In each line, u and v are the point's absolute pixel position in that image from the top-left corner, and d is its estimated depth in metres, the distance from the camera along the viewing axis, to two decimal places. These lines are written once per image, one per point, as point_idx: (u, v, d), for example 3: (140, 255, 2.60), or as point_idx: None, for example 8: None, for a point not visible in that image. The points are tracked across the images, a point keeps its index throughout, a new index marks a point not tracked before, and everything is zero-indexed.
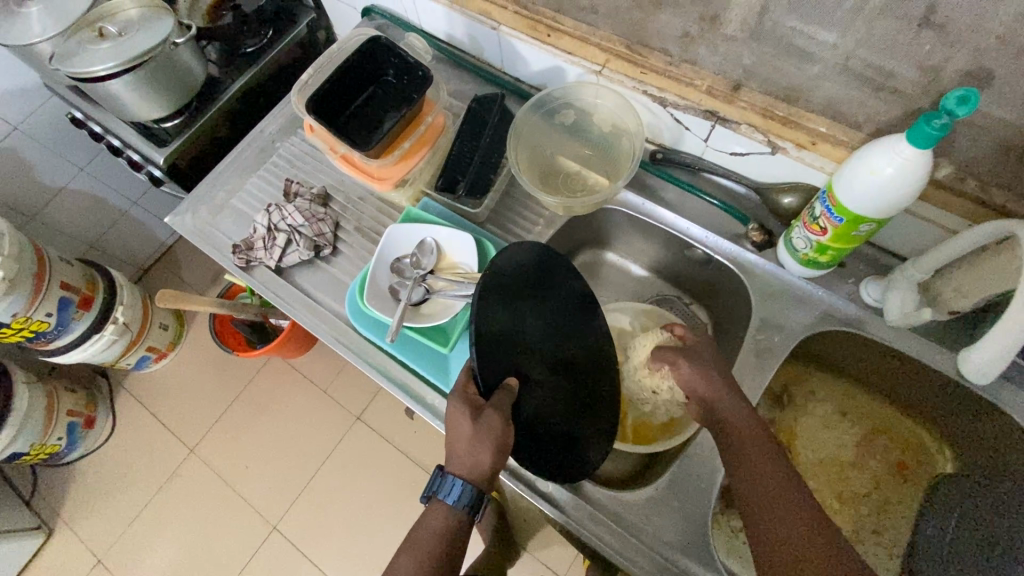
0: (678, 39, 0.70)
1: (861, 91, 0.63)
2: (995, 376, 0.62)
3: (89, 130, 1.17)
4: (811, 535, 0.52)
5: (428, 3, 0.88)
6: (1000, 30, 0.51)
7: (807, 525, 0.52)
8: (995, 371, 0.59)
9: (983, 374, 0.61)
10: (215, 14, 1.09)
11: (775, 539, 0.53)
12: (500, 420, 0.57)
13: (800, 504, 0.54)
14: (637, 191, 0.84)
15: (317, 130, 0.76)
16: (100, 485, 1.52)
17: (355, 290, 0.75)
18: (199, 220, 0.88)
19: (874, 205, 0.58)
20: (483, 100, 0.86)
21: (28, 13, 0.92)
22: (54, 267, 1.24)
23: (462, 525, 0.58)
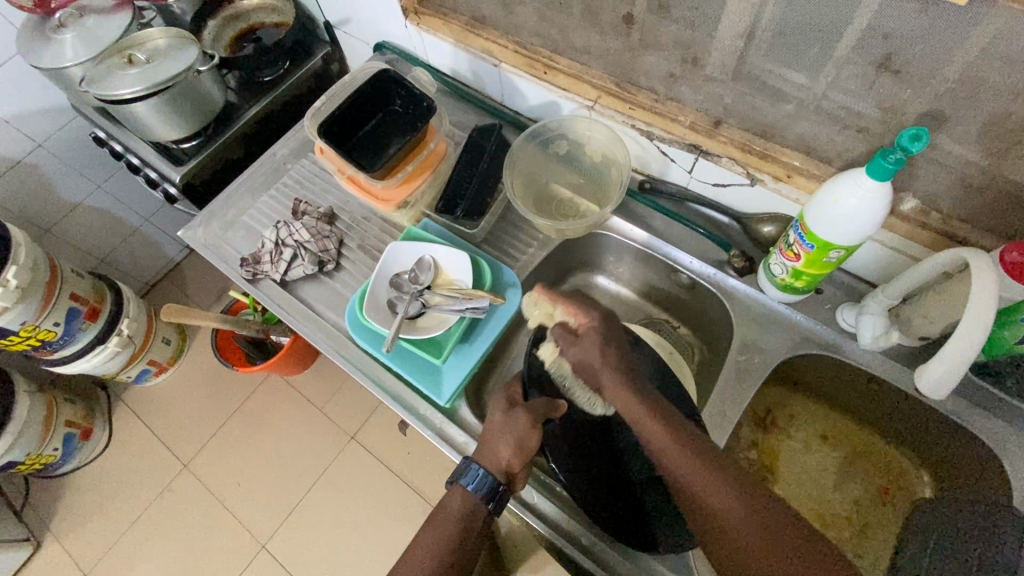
0: (664, 78, 0.77)
1: (830, 129, 0.68)
2: (944, 393, 0.64)
3: (110, 149, 1.23)
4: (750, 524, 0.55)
5: (435, 40, 0.95)
6: (948, 77, 0.56)
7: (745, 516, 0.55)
8: (947, 384, 0.62)
9: (937, 386, 0.63)
10: (236, 46, 1.17)
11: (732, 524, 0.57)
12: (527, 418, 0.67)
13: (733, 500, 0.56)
14: (626, 217, 0.89)
15: (327, 152, 0.81)
16: (92, 498, 1.52)
17: (355, 303, 0.79)
18: (210, 234, 0.92)
19: (841, 233, 0.62)
20: (482, 131, 0.92)
21: (63, 40, 0.99)
22: (66, 279, 1.29)
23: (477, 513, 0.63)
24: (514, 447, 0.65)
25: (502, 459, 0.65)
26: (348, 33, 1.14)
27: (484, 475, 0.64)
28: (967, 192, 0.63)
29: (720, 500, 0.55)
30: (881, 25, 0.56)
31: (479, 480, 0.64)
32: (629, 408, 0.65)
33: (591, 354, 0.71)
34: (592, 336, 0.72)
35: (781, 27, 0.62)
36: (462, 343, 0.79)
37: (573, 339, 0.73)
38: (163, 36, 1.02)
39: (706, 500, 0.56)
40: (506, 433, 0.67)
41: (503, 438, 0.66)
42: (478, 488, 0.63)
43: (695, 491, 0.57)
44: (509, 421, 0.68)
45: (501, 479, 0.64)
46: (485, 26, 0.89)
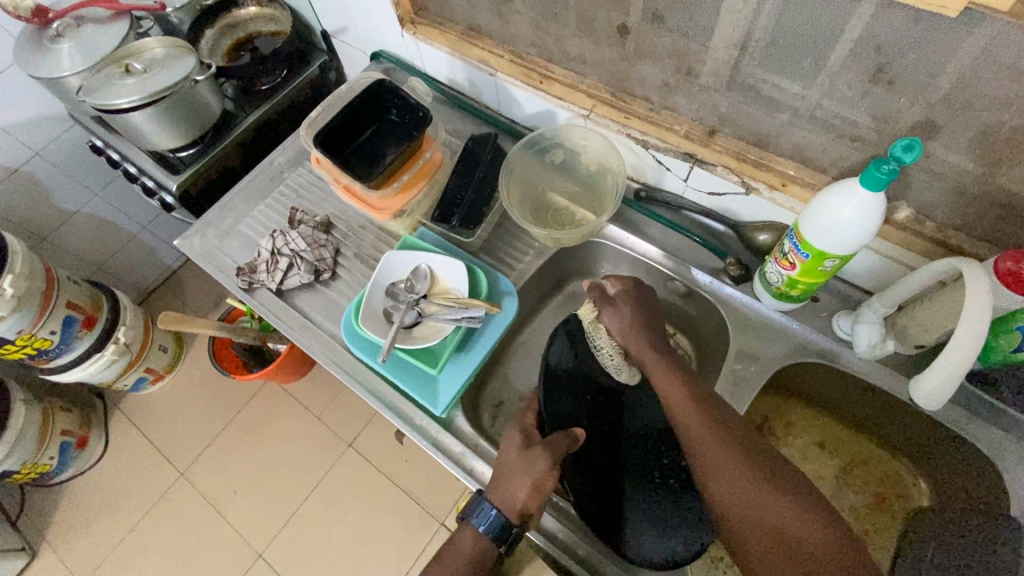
0: (658, 88, 0.77)
1: (824, 138, 0.68)
2: (942, 403, 0.63)
3: (107, 157, 1.23)
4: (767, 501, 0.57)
5: (431, 50, 0.95)
6: (943, 88, 0.56)
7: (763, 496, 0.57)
8: (945, 394, 0.61)
9: (934, 397, 0.62)
10: (233, 55, 1.17)
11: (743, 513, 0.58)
12: (545, 463, 0.65)
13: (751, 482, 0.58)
14: (621, 225, 0.89)
15: (323, 162, 0.82)
16: (88, 507, 1.52)
17: (351, 313, 0.79)
18: (206, 243, 0.92)
19: (835, 243, 0.62)
20: (478, 140, 0.92)
21: (60, 49, 0.99)
22: (62, 287, 1.28)
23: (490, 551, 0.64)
24: (530, 489, 0.63)
25: (518, 501, 0.64)
26: (345, 41, 1.14)
27: (495, 516, 0.64)
28: (961, 200, 0.63)
29: (722, 449, 0.60)
30: (873, 36, 0.56)
31: (489, 521, 0.64)
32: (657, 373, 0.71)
33: (624, 316, 0.77)
34: (626, 300, 0.78)
35: (774, 37, 0.63)
36: (458, 352, 0.79)
37: (610, 301, 0.78)
38: (161, 45, 1.02)
39: (710, 450, 0.61)
40: (521, 475, 0.65)
41: (518, 481, 0.64)
42: (488, 529, 0.64)
43: (699, 441, 0.62)
44: (526, 460, 0.65)
45: (514, 523, 0.65)
46: (481, 36, 0.89)
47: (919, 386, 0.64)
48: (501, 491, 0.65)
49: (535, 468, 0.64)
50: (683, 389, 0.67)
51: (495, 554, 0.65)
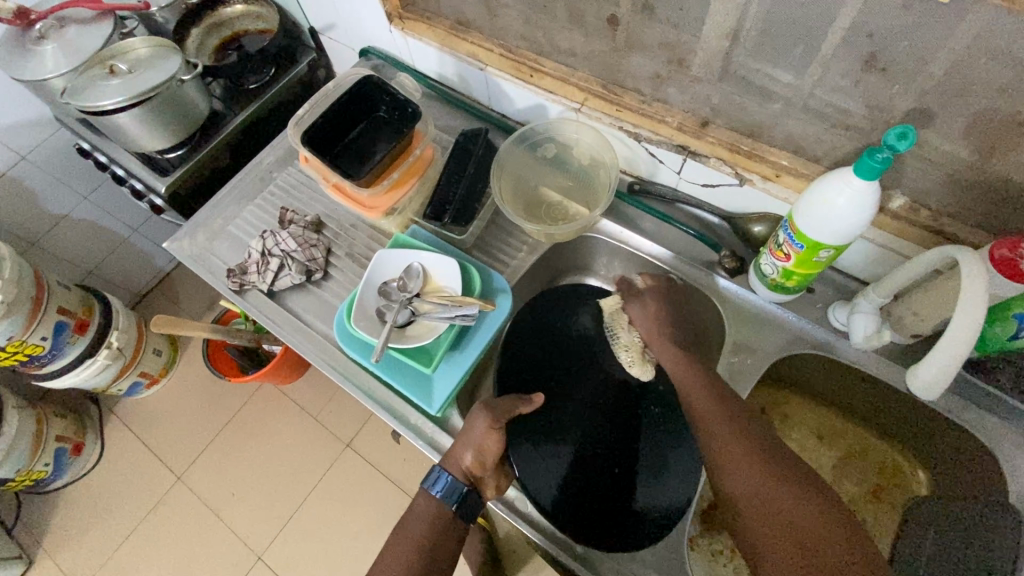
0: (649, 79, 0.77)
1: (817, 127, 0.68)
2: (940, 391, 0.62)
3: (94, 160, 1.21)
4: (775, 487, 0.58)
5: (420, 45, 0.94)
6: (936, 75, 0.56)
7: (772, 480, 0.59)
8: (942, 382, 0.60)
9: (930, 386, 0.61)
10: (220, 54, 1.16)
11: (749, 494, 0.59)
12: (483, 421, 0.68)
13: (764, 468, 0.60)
14: (615, 220, 0.88)
15: (311, 161, 0.80)
16: (85, 513, 1.51)
17: (343, 313, 0.78)
18: (196, 244, 0.91)
19: (830, 233, 0.62)
20: (469, 135, 0.91)
21: (43, 51, 0.98)
22: (53, 292, 1.27)
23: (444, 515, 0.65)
24: (473, 450, 0.67)
25: (466, 465, 0.67)
26: (333, 39, 1.13)
27: (448, 480, 0.66)
28: (956, 188, 0.63)
29: (744, 435, 0.62)
30: (865, 23, 0.55)
31: (443, 482, 0.66)
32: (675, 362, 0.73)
33: (648, 312, 0.78)
34: (654, 295, 0.79)
35: (766, 26, 0.62)
36: (452, 350, 0.78)
37: (636, 294, 0.80)
38: (146, 45, 1.00)
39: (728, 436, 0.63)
40: (467, 436, 0.68)
41: (465, 442, 0.68)
42: (444, 493, 0.66)
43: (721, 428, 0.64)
44: (467, 423, 0.69)
45: (465, 483, 0.67)
46: (470, 30, 0.89)
47: (915, 375, 0.64)
48: (451, 455, 0.68)
49: (478, 428, 0.68)
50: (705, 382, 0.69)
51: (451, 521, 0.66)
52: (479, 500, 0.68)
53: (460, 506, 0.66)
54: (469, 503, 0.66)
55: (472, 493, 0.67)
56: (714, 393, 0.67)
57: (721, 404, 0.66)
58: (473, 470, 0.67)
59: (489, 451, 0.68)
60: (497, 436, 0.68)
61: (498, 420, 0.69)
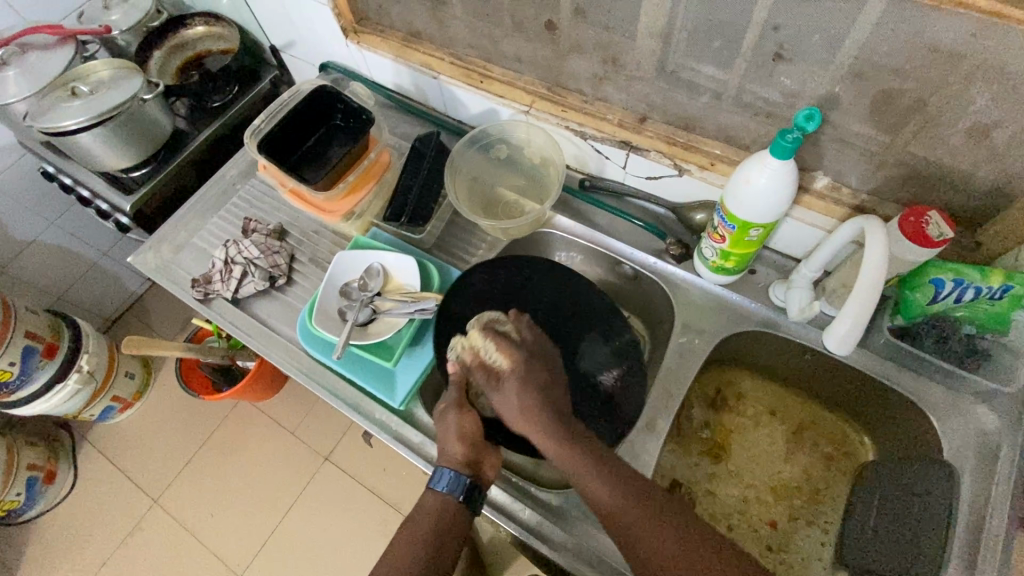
0: (590, 80, 0.81)
1: (744, 117, 0.73)
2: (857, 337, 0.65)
3: (59, 183, 1.22)
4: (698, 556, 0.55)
5: (375, 57, 0.98)
6: (840, 64, 0.61)
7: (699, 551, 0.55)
8: (857, 328, 0.63)
9: (848, 335, 0.64)
10: (182, 75, 1.19)
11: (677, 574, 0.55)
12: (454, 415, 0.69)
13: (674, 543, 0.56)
14: (567, 214, 0.92)
15: (268, 168, 0.83)
16: (59, 543, 1.48)
17: (305, 314, 0.80)
18: (161, 257, 0.93)
19: (756, 212, 0.66)
20: (423, 140, 0.94)
21: (4, 76, 0.99)
22: (20, 317, 1.27)
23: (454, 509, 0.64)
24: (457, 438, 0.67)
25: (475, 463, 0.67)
26: (293, 56, 1.17)
27: (449, 474, 0.65)
28: (871, 166, 0.68)
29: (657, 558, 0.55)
30: (771, 18, 0.61)
31: (445, 479, 0.65)
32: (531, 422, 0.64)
33: (510, 403, 0.64)
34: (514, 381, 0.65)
35: (687, 25, 0.67)
36: (414, 345, 0.80)
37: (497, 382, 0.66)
38: (107, 68, 1.03)
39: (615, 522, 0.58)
40: (446, 432, 0.68)
41: (448, 435, 0.68)
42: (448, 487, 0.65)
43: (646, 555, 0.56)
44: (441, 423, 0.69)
45: (468, 473, 0.66)
46: (422, 41, 0.93)
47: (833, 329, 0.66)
48: (443, 449, 0.68)
49: (450, 421, 0.69)
50: (586, 460, 0.61)
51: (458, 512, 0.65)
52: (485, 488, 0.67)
53: (467, 497, 0.65)
54: (474, 491, 0.65)
55: (475, 483, 0.65)
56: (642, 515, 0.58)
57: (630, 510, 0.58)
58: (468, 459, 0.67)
59: (470, 434, 0.68)
60: (472, 416, 0.69)
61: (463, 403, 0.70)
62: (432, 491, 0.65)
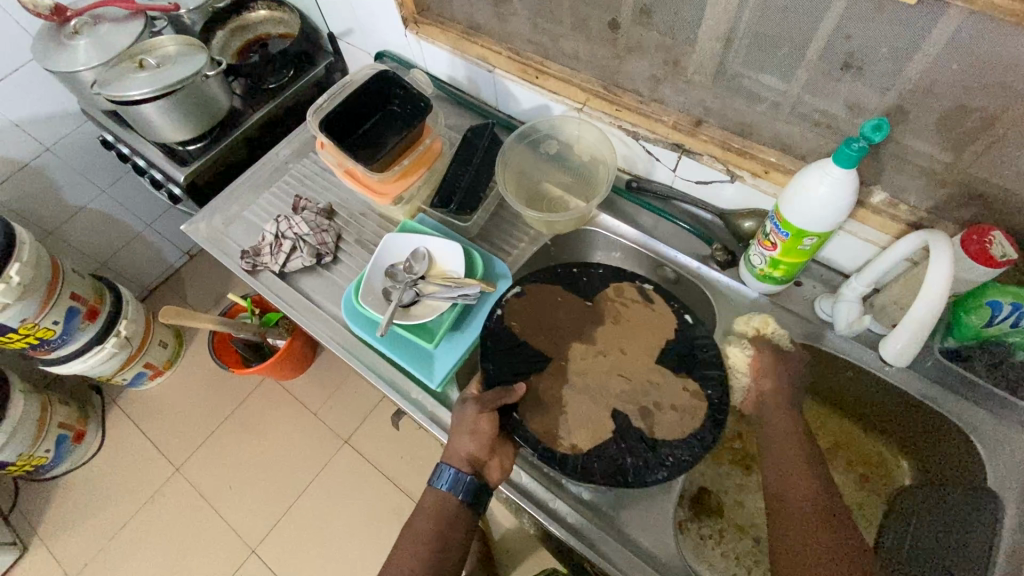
0: (648, 81, 0.82)
1: (802, 127, 0.72)
2: (931, 326, 0.64)
3: (117, 152, 1.27)
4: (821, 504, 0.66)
5: (432, 48, 1.00)
6: (912, 78, 0.60)
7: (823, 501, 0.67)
8: (935, 315, 0.62)
9: (925, 324, 0.63)
10: (242, 55, 1.22)
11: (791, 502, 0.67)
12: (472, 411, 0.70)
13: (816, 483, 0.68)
14: (612, 213, 0.93)
15: (327, 146, 0.86)
16: (82, 501, 1.52)
17: (351, 291, 0.82)
18: (213, 227, 0.95)
19: (812, 220, 0.66)
20: (477, 131, 0.96)
21: (77, 45, 1.04)
22: (67, 278, 1.31)
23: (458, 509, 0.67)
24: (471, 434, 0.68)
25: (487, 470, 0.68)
26: (350, 43, 1.19)
27: (451, 474, 0.67)
28: (932, 184, 0.67)
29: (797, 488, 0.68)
30: (843, 26, 0.60)
31: (447, 478, 0.67)
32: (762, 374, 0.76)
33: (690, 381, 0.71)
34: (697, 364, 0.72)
35: (753, 31, 0.67)
36: (454, 330, 0.81)
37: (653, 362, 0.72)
38: (173, 42, 1.06)
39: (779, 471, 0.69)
40: (461, 427, 0.69)
41: (460, 434, 0.69)
42: (450, 487, 0.67)
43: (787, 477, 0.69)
44: (459, 417, 0.70)
45: (470, 471, 0.67)
46: (480, 34, 0.94)
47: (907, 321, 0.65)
48: (450, 447, 0.69)
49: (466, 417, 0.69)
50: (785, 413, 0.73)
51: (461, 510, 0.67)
52: (488, 487, 0.69)
53: (470, 497, 0.67)
54: (476, 490, 0.67)
55: (478, 482, 0.67)
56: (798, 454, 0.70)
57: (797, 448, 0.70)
58: (475, 457, 0.68)
59: (485, 435, 0.69)
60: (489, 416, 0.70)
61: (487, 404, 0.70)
62: (436, 490, 0.67)
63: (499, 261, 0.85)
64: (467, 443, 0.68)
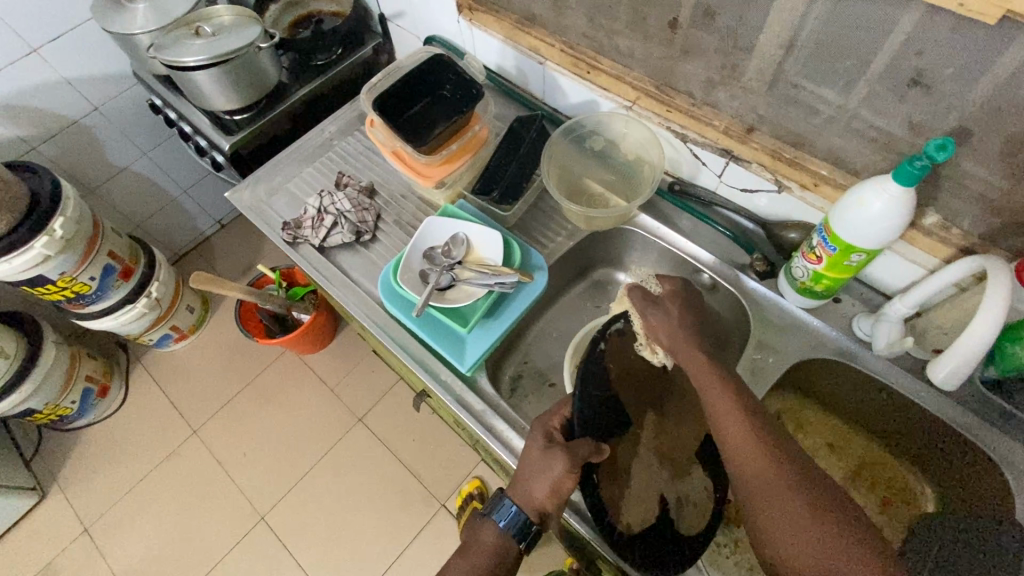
0: (701, 84, 0.81)
1: (857, 143, 0.71)
2: (985, 349, 0.62)
3: (164, 116, 1.30)
4: (784, 474, 0.57)
5: (484, 36, 1.00)
6: (980, 99, 0.59)
7: (787, 471, 0.58)
8: (991, 337, 0.61)
9: (977, 346, 0.62)
10: (292, 31, 1.24)
11: (752, 478, 0.59)
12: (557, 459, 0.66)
13: (781, 454, 0.59)
14: (652, 215, 0.93)
15: (378, 125, 0.87)
16: (101, 454, 1.56)
17: (390, 270, 0.83)
18: (256, 196, 0.97)
19: (863, 237, 0.65)
20: (524, 122, 0.98)
21: (136, 9, 1.06)
22: (106, 236, 1.34)
23: (509, 542, 0.66)
24: (550, 489, 0.65)
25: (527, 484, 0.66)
26: (399, 26, 1.20)
27: (516, 513, 0.66)
28: (987, 211, 0.66)
29: (757, 464, 0.59)
30: (914, 42, 0.59)
31: (511, 518, 0.66)
32: (693, 357, 0.70)
33: (671, 314, 0.76)
34: (674, 300, 0.77)
35: (817, 42, 0.66)
36: (488, 317, 0.82)
37: (654, 301, 0.78)
38: (230, 13, 1.08)
39: (760, 503, 0.57)
40: (537, 473, 0.66)
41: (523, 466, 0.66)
42: (508, 525, 0.67)
43: (740, 455, 0.60)
44: (544, 458, 0.67)
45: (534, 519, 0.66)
46: (535, 25, 0.94)
47: (959, 343, 0.65)
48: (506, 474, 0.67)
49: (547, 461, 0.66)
50: (713, 376, 0.67)
51: (514, 552, 0.67)
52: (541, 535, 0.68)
53: (524, 541, 0.67)
54: (534, 539, 0.67)
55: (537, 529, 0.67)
56: (742, 420, 0.62)
57: (740, 419, 0.62)
58: (537, 501, 0.66)
59: (562, 492, 0.65)
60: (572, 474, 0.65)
61: (576, 459, 0.66)
62: (494, 524, 0.67)
63: (537, 253, 0.85)
64: (534, 485, 0.66)
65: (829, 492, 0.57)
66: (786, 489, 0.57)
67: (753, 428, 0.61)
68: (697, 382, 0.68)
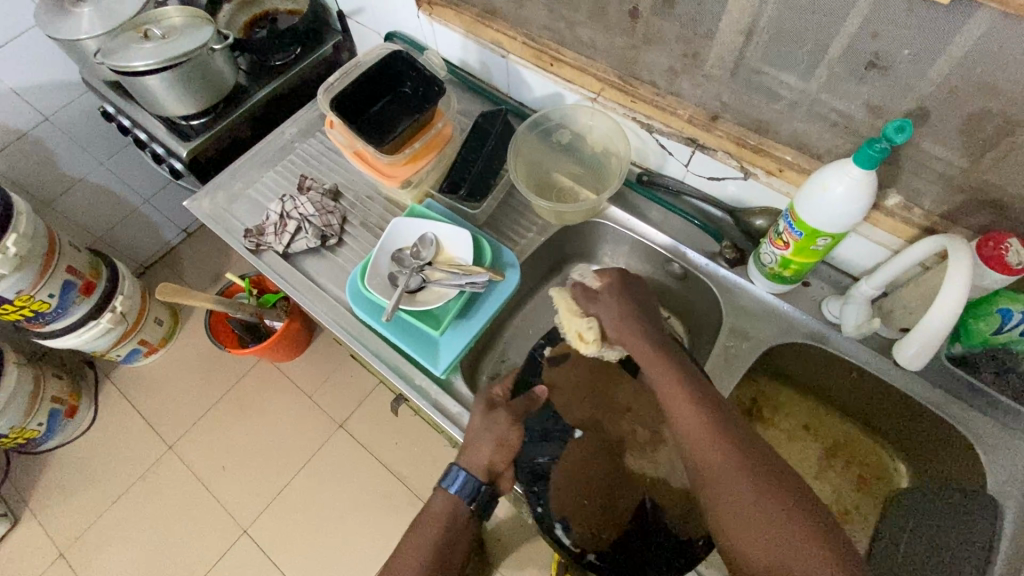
0: (665, 73, 0.80)
1: (820, 127, 0.71)
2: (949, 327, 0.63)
3: (118, 124, 1.24)
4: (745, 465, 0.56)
5: (445, 30, 0.98)
6: (938, 80, 0.59)
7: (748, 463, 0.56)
8: (954, 313, 0.61)
9: (941, 324, 0.63)
10: (249, 31, 1.20)
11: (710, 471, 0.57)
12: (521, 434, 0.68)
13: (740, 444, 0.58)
14: (622, 207, 0.93)
15: (338, 126, 0.85)
16: (73, 476, 1.51)
17: (357, 274, 0.80)
18: (216, 204, 0.94)
19: (827, 221, 0.66)
20: (489, 117, 0.96)
21: (80, 13, 1.02)
22: (64, 251, 1.29)
23: (462, 512, 0.66)
24: (494, 445, 0.68)
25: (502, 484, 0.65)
26: (359, 22, 1.17)
27: (466, 477, 0.66)
28: (947, 189, 0.67)
29: (718, 454, 0.58)
30: (870, 24, 0.59)
31: (462, 481, 0.66)
32: (641, 350, 0.70)
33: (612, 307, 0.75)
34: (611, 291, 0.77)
35: (776, 27, 0.66)
36: (460, 317, 0.80)
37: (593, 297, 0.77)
38: (180, 14, 1.03)
39: (725, 510, 0.55)
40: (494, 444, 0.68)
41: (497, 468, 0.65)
42: (460, 489, 0.66)
43: (698, 444, 0.59)
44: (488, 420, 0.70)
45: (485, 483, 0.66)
46: (496, 18, 0.92)
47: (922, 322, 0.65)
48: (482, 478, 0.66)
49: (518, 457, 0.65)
50: (667, 369, 0.67)
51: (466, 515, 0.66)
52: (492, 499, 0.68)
53: (477, 506, 0.66)
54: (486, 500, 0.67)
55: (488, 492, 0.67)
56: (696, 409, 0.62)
57: (694, 410, 0.62)
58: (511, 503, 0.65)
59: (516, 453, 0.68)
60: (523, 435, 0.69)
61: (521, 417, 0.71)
62: (445, 491, 0.66)
63: (508, 251, 0.84)
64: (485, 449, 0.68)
65: (794, 488, 0.54)
66: (738, 476, 0.55)
67: (706, 417, 0.61)
68: (654, 380, 0.68)
